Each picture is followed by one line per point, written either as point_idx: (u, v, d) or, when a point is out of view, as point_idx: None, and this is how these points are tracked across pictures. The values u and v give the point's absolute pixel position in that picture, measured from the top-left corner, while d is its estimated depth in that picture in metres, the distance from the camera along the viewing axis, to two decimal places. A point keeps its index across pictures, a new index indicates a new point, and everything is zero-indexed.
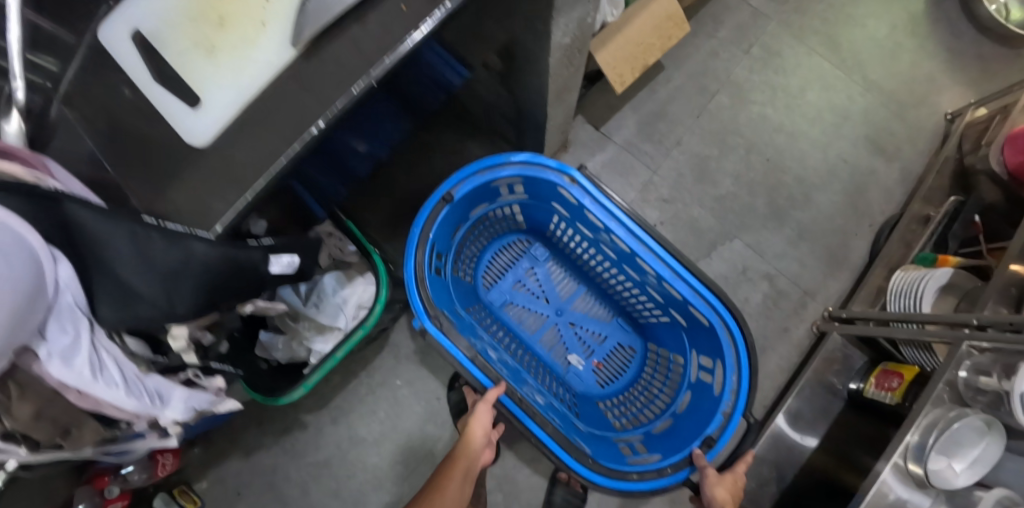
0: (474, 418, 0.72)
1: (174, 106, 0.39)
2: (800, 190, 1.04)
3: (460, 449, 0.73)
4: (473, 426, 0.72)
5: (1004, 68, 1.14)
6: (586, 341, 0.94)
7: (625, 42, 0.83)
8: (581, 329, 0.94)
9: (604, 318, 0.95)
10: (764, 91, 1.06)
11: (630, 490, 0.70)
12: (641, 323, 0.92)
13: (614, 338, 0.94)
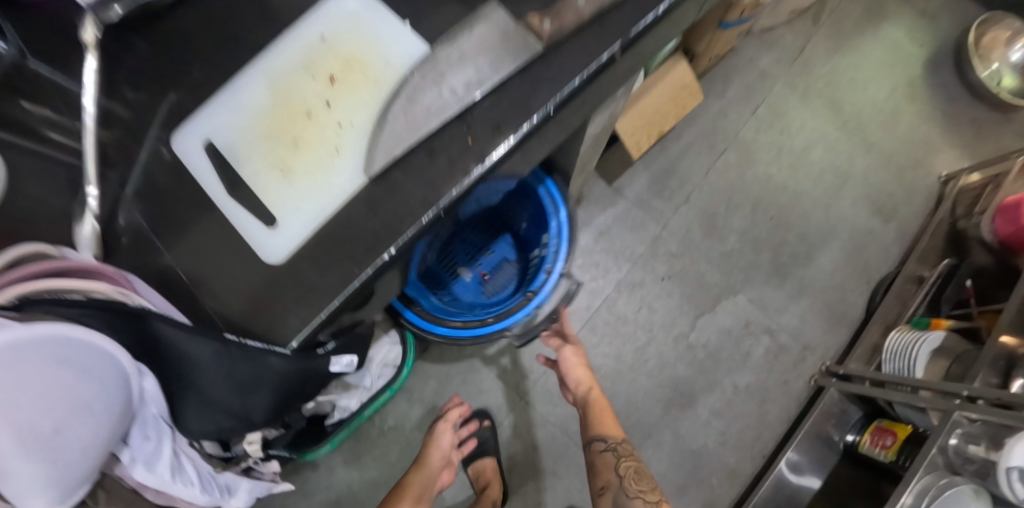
0: (437, 439, 0.92)
1: (253, 225, 0.42)
2: (802, 247, 1.09)
3: (418, 464, 0.89)
4: (433, 446, 0.92)
5: (994, 132, 1.22)
6: (476, 253, 0.96)
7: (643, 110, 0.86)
8: (468, 245, 0.96)
9: (489, 234, 0.97)
10: (770, 150, 1.10)
11: (455, 337, 0.75)
12: (519, 236, 0.94)
13: (498, 252, 0.97)
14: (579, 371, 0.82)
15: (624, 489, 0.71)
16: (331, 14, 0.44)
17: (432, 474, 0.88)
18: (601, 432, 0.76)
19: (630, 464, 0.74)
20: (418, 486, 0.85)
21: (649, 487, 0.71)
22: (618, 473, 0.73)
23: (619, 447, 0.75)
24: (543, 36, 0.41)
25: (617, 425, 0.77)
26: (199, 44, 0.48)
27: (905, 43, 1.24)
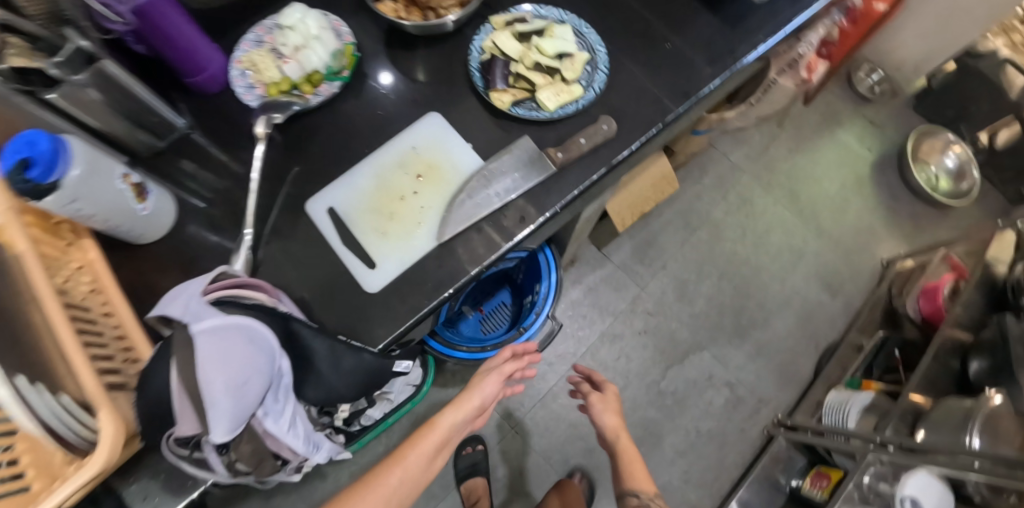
0: (482, 380, 0.75)
1: (359, 265, 0.64)
2: (760, 314, 1.31)
3: (449, 405, 0.71)
4: (475, 388, 0.74)
5: (930, 226, 1.45)
6: (483, 298, 1.18)
7: (629, 194, 1.10)
8: (480, 292, 1.17)
9: (496, 284, 1.18)
10: (737, 230, 1.35)
11: (457, 357, 0.98)
12: (518, 286, 1.15)
13: (501, 298, 1.18)
14: (611, 416, 0.94)
15: None
16: (421, 132, 0.68)
17: (462, 423, 0.71)
18: (634, 487, 0.90)
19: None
20: (442, 433, 0.68)
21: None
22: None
23: (650, 502, 0.88)
24: (556, 162, 0.65)
25: (649, 480, 0.90)
26: (326, 141, 0.72)
27: (856, 147, 1.49)
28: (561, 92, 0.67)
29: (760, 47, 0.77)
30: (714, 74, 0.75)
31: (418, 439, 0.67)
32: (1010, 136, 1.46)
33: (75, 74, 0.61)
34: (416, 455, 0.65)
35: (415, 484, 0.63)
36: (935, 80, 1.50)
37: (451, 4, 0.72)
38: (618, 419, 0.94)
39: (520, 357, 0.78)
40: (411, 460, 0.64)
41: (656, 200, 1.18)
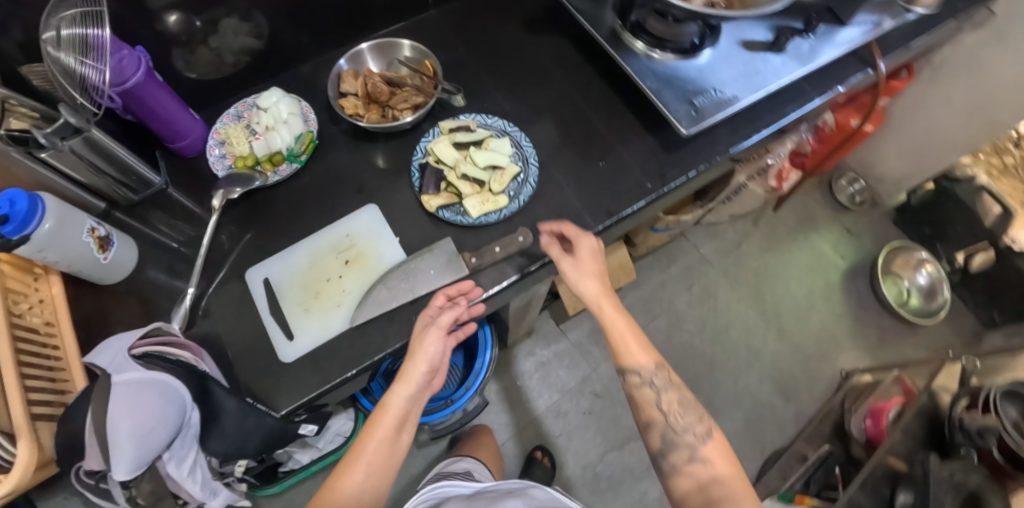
0: (421, 340, 0.65)
1: (279, 335, 0.70)
2: (709, 410, 1.32)
3: (395, 380, 0.64)
4: (416, 353, 0.64)
5: (896, 341, 1.44)
6: None
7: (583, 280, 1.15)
8: None
9: None
10: (696, 322, 1.39)
11: None
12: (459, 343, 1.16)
13: None
14: (593, 281, 0.68)
15: (671, 427, 0.65)
16: (357, 222, 0.77)
17: (418, 392, 0.65)
18: (632, 364, 0.67)
19: (667, 399, 0.66)
20: (397, 411, 0.63)
21: (688, 419, 0.65)
22: (661, 409, 0.66)
23: (656, 373, 0.66)
24: (470, 266, 0.71)
25: (648, 349, 0.67)
26: (280, 212, 0.79)
27: (829, 254, 1.51)
28: (485, 201, 0.74)
29: (692, 172, 0.81)
30: (641, 194, 0.80)
31: (371, 429, 0.63)
32: (984, 263, 1.44)
33: (66, 140, 0.68)
34: (375, 446, 0.61)
35: (385, 471, 0.61)
36: (914, 198, 1.51)
37: (405, 108, 0.81)
38: (600, 284, 0.68)
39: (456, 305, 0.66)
40: (372, 449, 0.61)
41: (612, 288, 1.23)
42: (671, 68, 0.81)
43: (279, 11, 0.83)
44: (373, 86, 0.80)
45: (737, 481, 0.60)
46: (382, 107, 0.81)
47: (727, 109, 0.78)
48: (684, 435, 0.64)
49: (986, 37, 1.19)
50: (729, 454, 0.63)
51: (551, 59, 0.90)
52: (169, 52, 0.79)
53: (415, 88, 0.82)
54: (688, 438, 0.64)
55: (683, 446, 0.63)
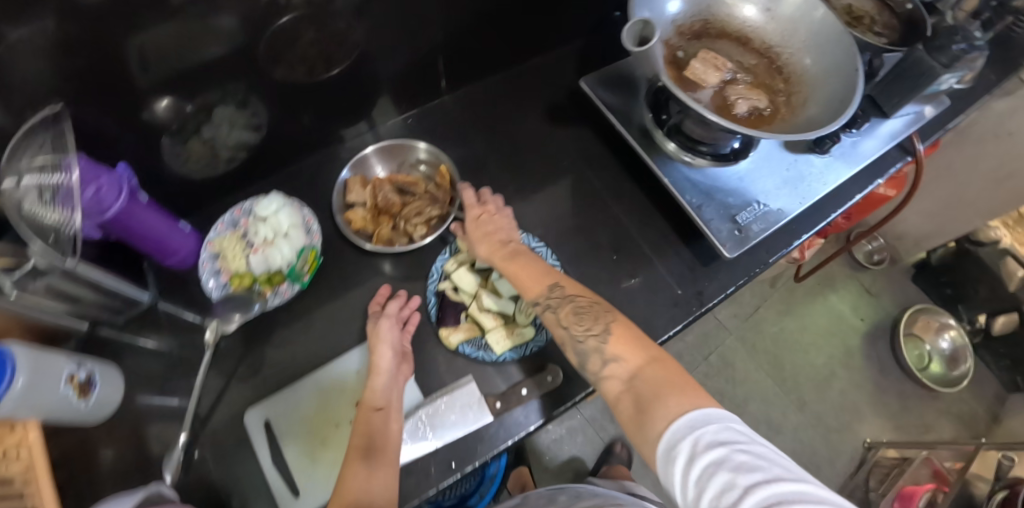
0: (377, 336, 0.65)
1: (285, 491, 0.65)
2: None
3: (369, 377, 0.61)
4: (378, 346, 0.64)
5: (919, 408, 1.39)
6: None
7: None
8: None
9: None
10: (714, 394, 1.33)
11: None
12: None
13: None
14: (483, 239, 0.67)
15: (575, 338, 0.55)
16: (366, 354, 0.71)
17: (392, 381, 0.61)
18: (524, 292, 0.61)
19: (569, 307, 0.58)
20: (378, 402, 0.59)
21: (591, 320, 0.56)
22: (563, 325, 0.57)
23: (551, 292, 0.60)
24: (495, 411, 0.64)
25: (542, 276, 0.61)
26: (291, 336, 0.74)
27: (848, 315, 1.46)
28: (510, 334, 0.67)
29: (732, 287, 0.76)
30: (677, 314, 0.74)
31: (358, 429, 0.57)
32: (1006, 326, 1.38)
33: (35, 281, 0.59)
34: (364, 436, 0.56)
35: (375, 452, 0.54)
36: (935, 256, 1.46)
37: (419, 223, 0.75)
38: (489, 242, 0.67)
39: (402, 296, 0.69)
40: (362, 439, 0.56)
41: None
42: (710, 175, 0.75)
43: (279, 101, 0.76)
44: (384, 199, 0.76)
45: (661, 367, 0.50)
46: (392, 220, 0.76)
47: (774, 227, 0.72)
48: (589, 336, 0.55)
49: (1015, 104, 1.14)
50: (643, 340, 0.53)
51: (573, 157, 0.85)
52: (158, 141, 0.70)
53: (430, 198, 0.77)
54: (591, 343, 0.54)
55: (595, 354, 0.54)
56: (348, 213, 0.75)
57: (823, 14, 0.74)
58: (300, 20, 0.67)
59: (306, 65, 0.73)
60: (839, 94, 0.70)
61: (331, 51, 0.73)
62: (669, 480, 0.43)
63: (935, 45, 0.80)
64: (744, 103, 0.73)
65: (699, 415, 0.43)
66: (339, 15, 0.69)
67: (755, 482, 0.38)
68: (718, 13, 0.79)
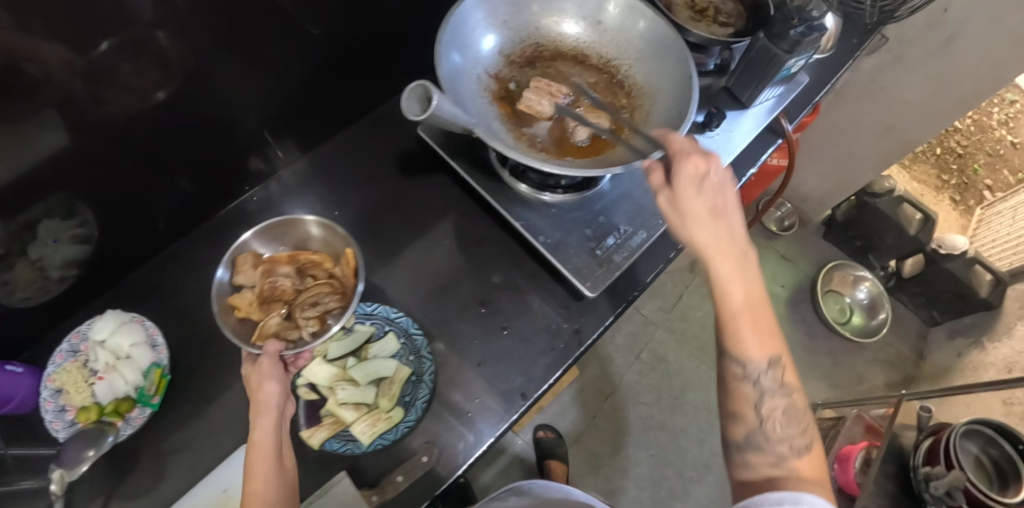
0: (256, 378, 0.57)
1: None
2: (681, 483, 1.26)
3: (254, 412, 0.55)
4: (259, 384, 0.56)
5: (850, 361, 1.43)
6: None
7: None
8: None
9: None
10: (651, 392, 1.33)
11: None
12: None
13: None
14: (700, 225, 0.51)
15: (763, 431, 0.48)
16: (233, 465, 0.66)
17: (280, 417, 0.56)
18: (741, 351, 0.49)
19: (776, 400, 0.49)
20: (268, 445, 0.54)
21: (794, 430, 0.48)
22: (756, 409, 0.49)
23: (767, 370, 0.49)
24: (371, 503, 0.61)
25: (768, 340, 0.49)
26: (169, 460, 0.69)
27: (769, 285, 1.49)
28: (377, 421, 0.63)
29: (612, 316, 0.72)
30: (560, 358, 0.70)
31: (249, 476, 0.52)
32: (915, 266, 1.45)
33: None
34: (264, 479, 0.51)
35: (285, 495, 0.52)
36: (840, 212, 1.50)
37: (313, 315, 0.63)
38: (720, 228, 0.51)
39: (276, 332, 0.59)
40: (264, 484, 0.51)
41: None
42: (566, 211, 0.71)
43: (110, 203, 0.70)
44: (272, 286, 0.64)
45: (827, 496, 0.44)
46: (281, 310, 0.64)
47: (636, 254, 0.69)
48: (780, 442, 0.48)
49: (883, 60, 1.18)
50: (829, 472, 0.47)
51: (431, 207, 0.81)
52: None
53: (331, 285, 0.65)
54: (780, 447, 0.47)
55: (766, 449, 0.48)
56: (232, 300, 0.63)
57: (648, 22, 0.68)
58: (136, 113, 0.63)
59: (132, 159, 0.68)
60: (678, 104, 0.64)
61: (178, 136, 0.70)
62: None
63: (774, 32, 0.77)
64: (581, 130, 0.66)
65: (794, 494, 0.42)
66: (174, 99, 0.65)
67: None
68: (547, 32, 0.71)
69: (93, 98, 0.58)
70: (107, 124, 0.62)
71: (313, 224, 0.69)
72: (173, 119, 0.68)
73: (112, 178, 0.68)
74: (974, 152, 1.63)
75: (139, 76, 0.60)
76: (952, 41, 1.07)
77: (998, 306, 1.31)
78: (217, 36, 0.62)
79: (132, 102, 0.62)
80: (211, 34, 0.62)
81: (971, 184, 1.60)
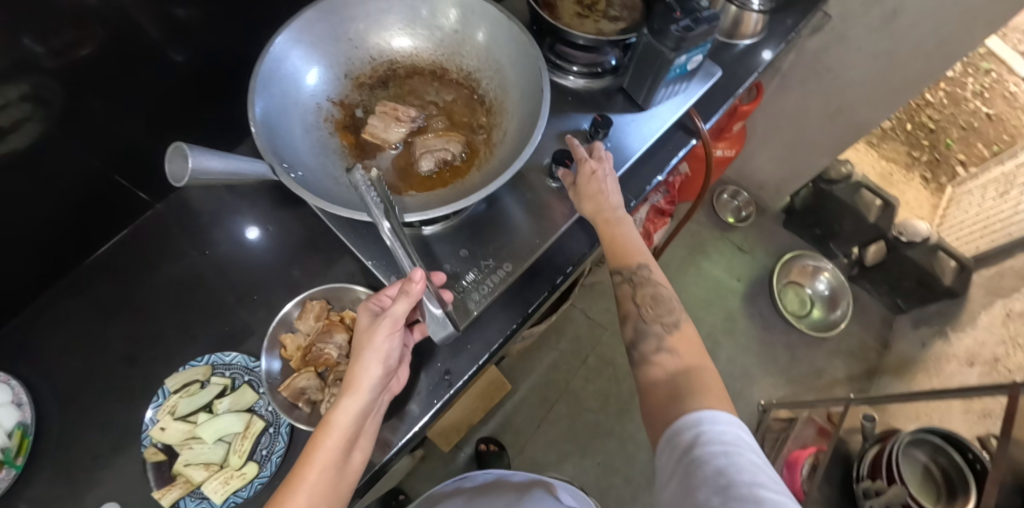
0: (369, 336, 0.53)
1: None
2: (629, 490, 1.22)
3: (355, 386, 0.51)
4: (369, 352, 0.52)
5: (809, 354, 1.37)
6: None
7: (448, 424, 1.12)
8: None
9: None
10: (597, 398, 1.30)
11: None
12: None
13: None
14: (597, 199, 0.64)
15: (643, 319, 0.62)
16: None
17: (370, 402, 0.52)
18: (617, 261, 0.64)
19: (649, 291, 0.63)
20: (346, 428, 0.51)
21: (665, 312, 0.62)
22: (636, 302, 0.63)
23: (637, 272, 0.64)
24: None
25: (636, 249, 0.65)
26: None
27: (724, 279, 1.44)
28: (230, 478, 0.60)
29: (487, 353, 0.67)
30: (427, 400, 0.65)
31: (316, 445, 0.50)
32: (876, 255, 1.34)
33: None
34: (323, 461, 0.50)
35: (335, 489, 0.50)
36: (798, 199, 1.43)
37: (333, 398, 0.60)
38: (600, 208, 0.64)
39: (413, 294, 0.53)
40: (320, 470, 0.49)
41: (487, 408, 1.17)
42: (430, 243, 0.65)
43: None
44: (319, 350, 0.61)
45: (699, 370, 0.56)
46: (313, 374, 0.61)
47: (500, 288, 0.62)
48: (656, 322, 0.62)
49: (826, 40, 1.09)
50: (699, 348, 0.60)
51: (303, 242, 0.78)
52: None
53: None
54: (657, 329, 0.61)
55: (649, 338, 0.61)
56: (285, 340, 0.63)
57: (504, 28, 0.62)
58: (10, 153, 0.61)
59: (7, 208, 0.65)
60: (532, 119, 0.59)
61: (45, 174, 0.66)
62: (672, 444, 0.51)
63: (656, 28, 0.69)
64: (427, 159, 0.60)
65: (708, 416, 0.50)
66: (44, 134, 0.63)
67: (716, 461, 0.46)
68: (397, 47, 0.65)
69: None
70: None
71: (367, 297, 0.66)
72: (48, 156, 0.65)
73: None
74: (946, 126, 1.55)
75: (9, 114, 0.58)
76: (895, 15, 0.97)
77: (962, 294, 1.23)
78: (73, 64, 0.61)
79: (3, 143, 0.59)
80: (76, 62, 0.61)
81: (942, 159, 1.52)
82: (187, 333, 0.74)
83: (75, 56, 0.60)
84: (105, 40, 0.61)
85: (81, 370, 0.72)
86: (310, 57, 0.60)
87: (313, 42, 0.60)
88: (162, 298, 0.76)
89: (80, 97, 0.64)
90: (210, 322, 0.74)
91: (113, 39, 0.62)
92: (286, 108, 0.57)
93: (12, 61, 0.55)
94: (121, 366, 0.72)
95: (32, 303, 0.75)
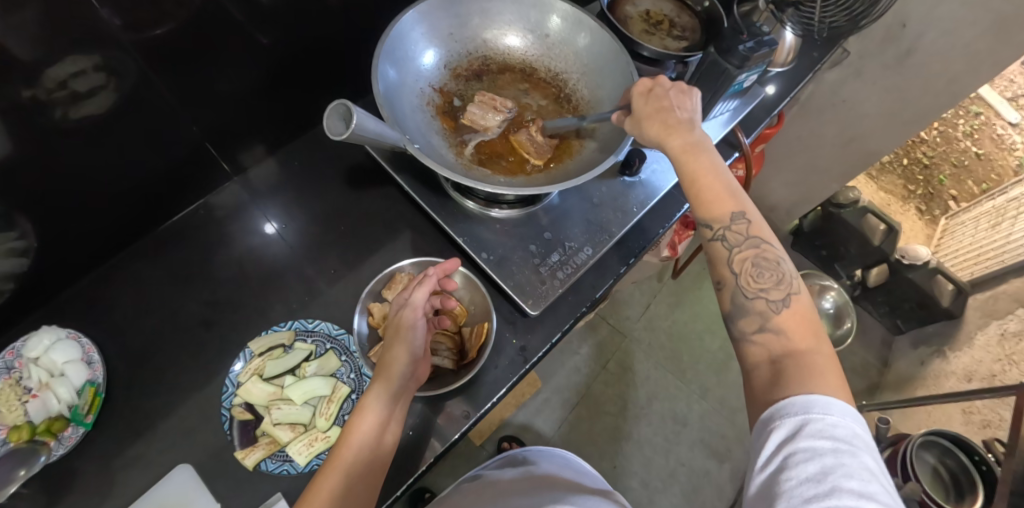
0: (399, 322, 0.58)
1: None
2: (644, 492, 1.25)
3: (383, 365, 0.56)
4: (397, 340, 0.57)
5: None
6: None
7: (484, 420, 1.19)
8: None
9: None
10: (615, 402, 1.34)
11: None
12: None
13: None
14: (656, 112, 0.56)
15: (742, 288, 0.49)
16: (173, 484, 0.63)
17: (400, 387, 0.56)
18: (707, 212, 0.51)
19: (749, 253, 0.50)
20: (379, 413, 0.54)
21: (772, 282, 0.48)
22: (732, 267, 0.50)
23: (734, 225, 0.50)
24: None
25: (732, 197, 0.52)
26: (90, 487, 0.65)
27: None
28: (314, 440, 0.63)
29: (559, 332, 0.71)
30: (504, 375, 0.68)
31: (352, 429, 0.53)
32: (879, 276, 1.44)
33: None
34: (360, 442, 0.52)
35: (370, 470, 0.51)
36: (807, 222, 1.56)
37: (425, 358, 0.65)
38: (670, 121, 0.56)
39: (428, 284, 0.60)
40: (356, 451, 0.51)
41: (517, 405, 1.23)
42: (515, 226, 0.70)
43: (49, 214, 0.65)
44: None
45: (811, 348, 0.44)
46: None
47: (581, 270, 0.68)
48: (759, 296, 0.48)
49: (844, 73, 1.18)
50: (817, 329, 0.46)
51: (375, 222, 0.81)
52: None
53: (450, 350, 0.66)
54: (760, 304, 0.48)
55: (750, 313, 0.48)
56: (372, 305, 0.67)
57: (591, 34, 0.68)
58: (81, 120, 0.60)
59: (79, 171, 0.65)
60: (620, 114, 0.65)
61: (122, 142, 0.67)
62: (767, 427, 0.41)
63: (723, 46, 0.75)
64: (495, 156, 0.66)
65: (822, 401, 0.40)
66: (121, 105, 0.63)
67: (813, 470, 0.37)
68: (494, 45, 0.70)
69: (35, 104, 0.55)
70: (58, 132, 0.59)
71: (457, 276, 0.71)
72: (127, 122, 0.65)
73: (62, 190, 0.64)
74: (939, 163, 1.67)
75: (83, 82, 0.58)
76: (910, 54, 1.06)
77: (959, 315, 1.31)
78: (150, 41, 0.60)
79: (77, 108, 0.59)
80: (152, 40, 0.60)
81: (935, 194, 1.64)
82: (262, 305, 0.76)
83: (150, 34, 0.59)
84: (184, 19, 0.60)
85: (149, 336, 0.73)
86: (421, 45, 0.65)
87: (425, 32, 0.65)
88: (234, 269, 0.78)
89: (154, 73, 0.63)
90: (281, 294, 0.77)
91: (192, 20, 0.60)
92: (401, 88, 0.62)
93: (93, 32, 0.55)
94: (191, 334, 0.74)
95: (105, 263, 0.77)
